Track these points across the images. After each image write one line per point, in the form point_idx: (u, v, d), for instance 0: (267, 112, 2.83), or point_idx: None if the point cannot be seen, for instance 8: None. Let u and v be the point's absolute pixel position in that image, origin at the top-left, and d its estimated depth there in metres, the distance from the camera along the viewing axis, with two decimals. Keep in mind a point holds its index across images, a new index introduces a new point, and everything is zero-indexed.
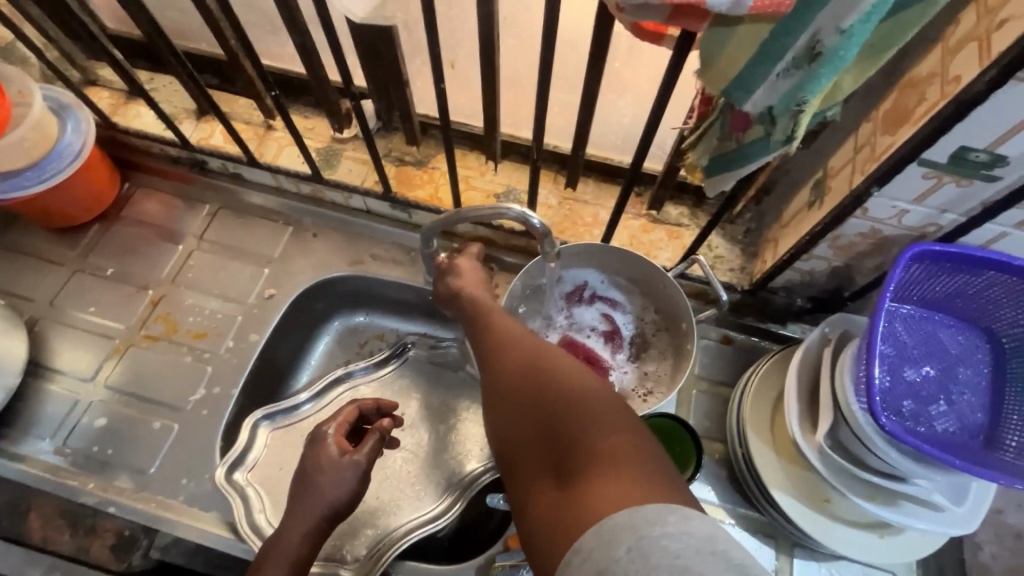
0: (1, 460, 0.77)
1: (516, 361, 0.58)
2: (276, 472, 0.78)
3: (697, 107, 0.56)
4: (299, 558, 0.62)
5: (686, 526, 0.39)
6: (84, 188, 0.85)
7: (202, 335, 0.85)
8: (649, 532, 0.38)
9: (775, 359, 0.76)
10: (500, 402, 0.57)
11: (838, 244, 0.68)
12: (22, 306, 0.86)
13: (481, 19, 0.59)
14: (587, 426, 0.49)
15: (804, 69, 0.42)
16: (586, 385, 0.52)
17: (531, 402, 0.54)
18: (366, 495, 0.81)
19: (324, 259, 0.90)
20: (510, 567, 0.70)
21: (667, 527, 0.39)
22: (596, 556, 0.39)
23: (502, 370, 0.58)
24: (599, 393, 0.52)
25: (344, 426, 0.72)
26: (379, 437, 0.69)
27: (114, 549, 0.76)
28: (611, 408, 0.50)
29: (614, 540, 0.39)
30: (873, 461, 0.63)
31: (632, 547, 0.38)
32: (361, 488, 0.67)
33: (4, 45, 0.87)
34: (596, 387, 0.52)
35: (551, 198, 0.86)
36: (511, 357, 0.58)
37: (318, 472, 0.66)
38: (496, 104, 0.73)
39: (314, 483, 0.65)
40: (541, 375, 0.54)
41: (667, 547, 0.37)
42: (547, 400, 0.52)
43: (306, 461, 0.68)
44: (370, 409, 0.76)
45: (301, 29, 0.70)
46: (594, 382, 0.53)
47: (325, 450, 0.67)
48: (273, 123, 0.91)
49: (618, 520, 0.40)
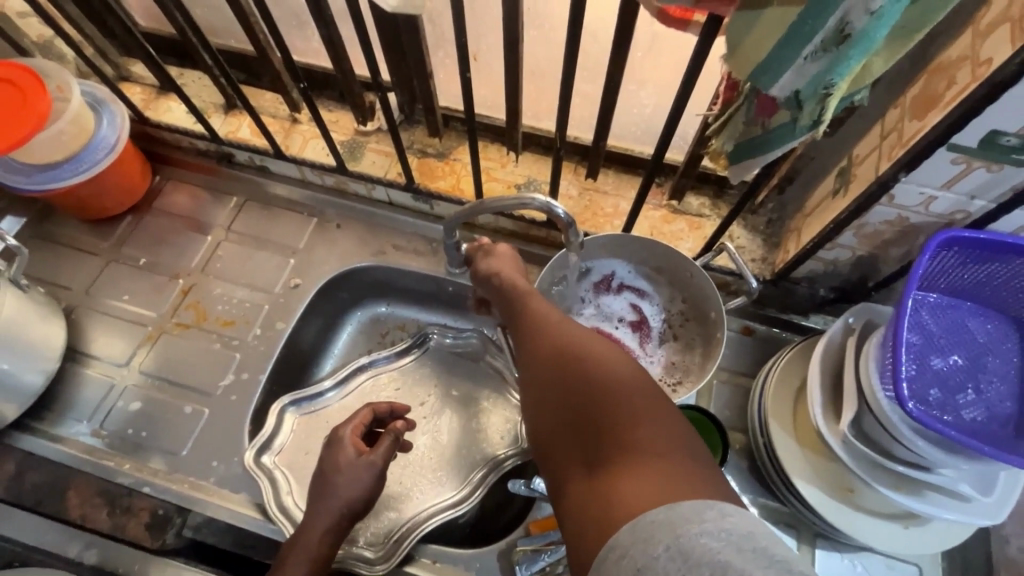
0: (41, 441, 0.80)
1: (546, 351, 0.59)
2: (302, 456, 0.82)
3: (722, 93, 0.56)
4: (318, 558, 0.65)
5: (725, 523, 0.39)
6: (117, 180, 0.88)
7: (231, 323, 0.87)
8: (687, 531, 0.39)
9: (797, 349, 0.76)
10: (533, 391, 0.59)
11: (863, 233, 0.67)
12: (59, 294, 0.89)
13: (506, 9, 0.60)
14: (621, 418, 0.50)
15: (833, 51, 0.42)
16: (619, 376, 0.53)
17: (563, 392, 0.55)
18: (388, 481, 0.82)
19: (348, 250, 0.92)
20: (532, 551, 0.71)
21: (705, 525, 0.39)
22: (633, 553, 0.39)
23: (534, 359, 0.60)
24: (630, 383, 0.53)
25: (361, 428, 0.73)
26: (394, 438, 0.71)
27: (148, 527, 0.76)
28: (644, 400, 0.51)
29: (651, 539, 0.39)
30: (899, 450, 0.62)
31: (671, 545, 0.38)
32: (377, 486, 0.70)
33: (43, 42, 0.90)
34: (627, 378, 0.53)
35: (572, 188, 0.86)
36: (544, 346, 0.60)
37: (337, 474, 0.68)
38: (518, 96, 0.73)
39: (332, 484, 0.68)
40: (574, 365, 0.56)
41: (707, 545, 0.37)
42: (580, 390, 0.54)
43: (325, 462, 0.70)
44: (384, 412, 0.76)
45: (328, 22, 0.71)
46: (625, 371, 0.54)
47: (343, 453, 0.70)
48: (299, 116, 0.93)
49: (655, 517, 0.41)
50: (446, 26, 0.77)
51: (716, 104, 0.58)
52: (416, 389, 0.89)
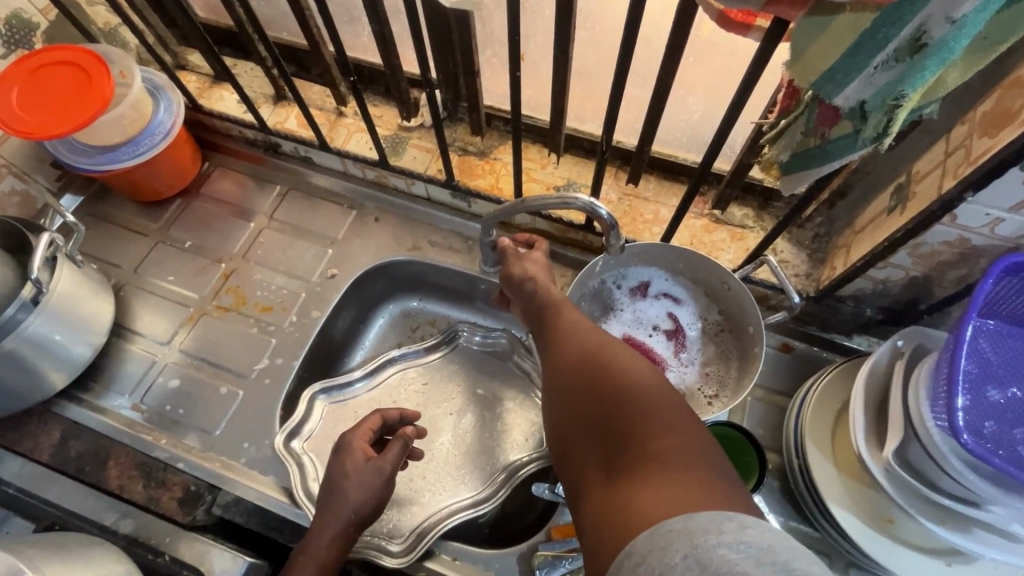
0: (85, 410, 0.83)
1: (572, 354, 0.60)
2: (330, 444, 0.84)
3: (780, 102, 0.56)
4: (327, 562, 0.66)
5: (744, 535, 0.38)
6: (170, 164, 0.91)
7: (268, 309, 0.89)
8: (705, 540, 0.38)
9: (839, 370, 0.73)
10: (556, 399, 0.58)
11: (919, 253, 0.64)
12: (110, 271, 0.93)
13: (562, 5, 0.59)
14: (643, 427, 0.50)
15: (906, 61, 0.41)
16: (640, 385, 0.53)
17: (586, 395, 0.55)
18: (411, 475, 0.83)
19: (383, 244, 0.93)
20: (552, 557, 0.70)
21: (723, 536, 0.38)
22: (650, 560, 0.39)
23: (559, 365, 0.60)
24: (655, 391, 0.52)
25: (369, 434, 0.73)
26: (402, 444, 0.71)
27: (182, 501, 0.77)
28: (668, 406, 0.51)
29: (668, 547, 0.39)
30: (947, 483, 0.59)
31: (688, 554, 0.37)
32: (386, 490, 0.70)
33: (109, 30, 0.94)
34: (652, 385, 0.53)
35: (612, 193, 0.86)
36: (570, 355, 0.60)
37: (346, 478, 0.69)
38: (564, 95, 0.73)
39: (343, 489, 0.68)
40: (598, 368, 0.56)
41: (726, 556, 0.36)
42: (602, 394, 0.54)
43: (333, 469, 0.70)
44: (394, 418, 0.76)
45: (381, 17, 0.73)
46: (652, 379, 0.53)
47: (352, 458, 0.70)
48: (345, 110, 0.95)
49: (673, 525, 0.40)
50: (496, 25, 0.77)
51: (773, 113, 0.57)
52: (442, 385, 0.89)
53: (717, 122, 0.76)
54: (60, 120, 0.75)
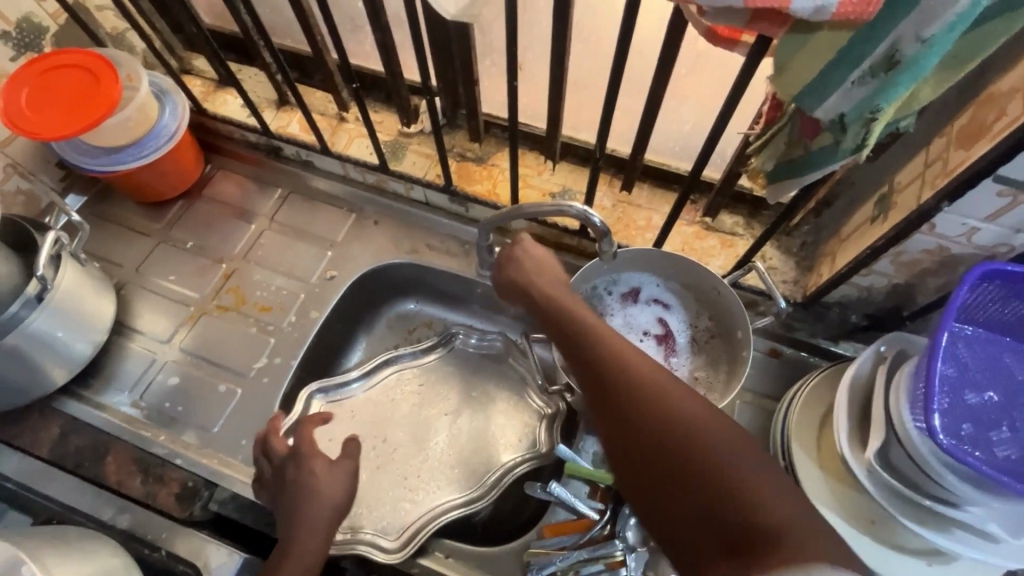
0: (85, 406, 0.84)
1: (609, 383, 0.55)
2: (327, 443, 0.86)
3: (765, 113, 0.57)
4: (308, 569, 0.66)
5: None
6: (173, 166, 0.93)
7: (268, 309, 0.91)
8: None
9: (825, 375, 0.76)
10: (609, 395, 0.54)
11: (900, 261, 0.67)
12: (112, 270, 0.94)
13: (558, 18, 0.61)
14: (718, 452, 0.47)
15: (881, 77, 0.43)
16: (708, 405, 0.51)
17: (641, 435, 0.51)
18: (406, 475, 0.84)
19: (381, 246, 0.95)
20: (543, 555, 0.71)
21: None
22: None
23: (597, 397, 0.55)
24: (715, 424, 0.49)
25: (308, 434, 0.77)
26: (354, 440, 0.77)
27: (178, 498, 0.78)
28: (733, 439, 0.48)
29: None
30: (927, 483, 0.61)
31: None
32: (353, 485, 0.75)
33: (117, 34, 0.96)
34: (711, 416, 0.49)
35: (606, 200, 0.88)
36: (630, 355, 0.56)
37: (319, 480, 0.71)
38: (560, 104, 0.75)
39: (317, 491, 0.71)
40: (647, 403, 0.51)
41: None
42: (661, 434, 0.50)
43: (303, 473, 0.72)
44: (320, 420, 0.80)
45: (384, 26, 0.75)
46: (707, 410, 0.50)
47: (317, 460, 0.73)
48: (346, 115, 0.97)
49: None
50: (495, 36, 0.79)
51: (757, 125, 0.58)
52: (437, 386, 0.91)
53: (708, 132, 0.79)
54: (66, 122, 0.77)
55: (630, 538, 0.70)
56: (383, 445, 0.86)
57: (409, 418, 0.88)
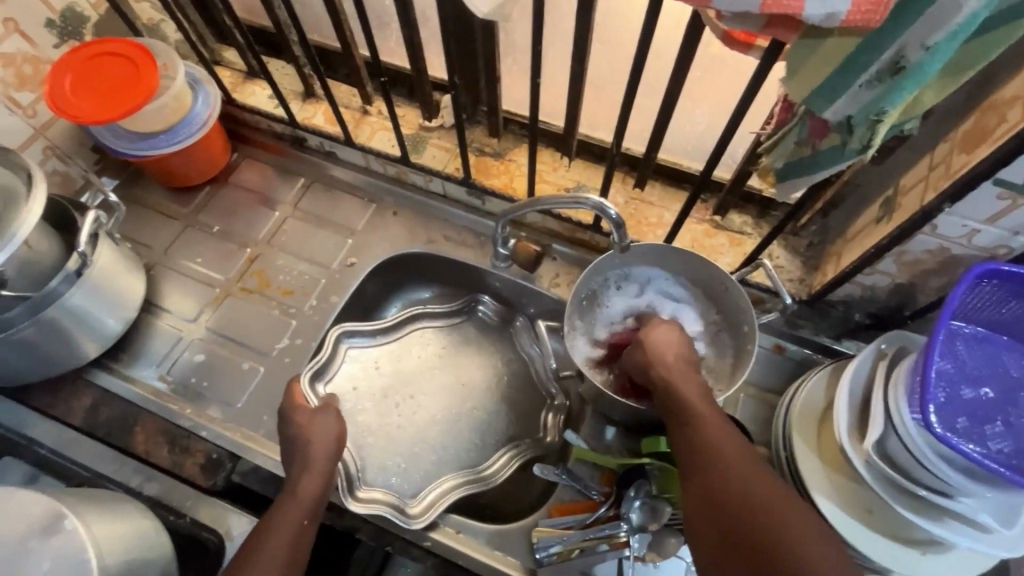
0: (115, 379, 0.88)
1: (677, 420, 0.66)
2: (348, 390, 0.91)
3: (777, 114, 0.60)
4: (286, 537, 0.67)
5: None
6: (202, 153, 0.97)
7: (290, 292, 0.94)
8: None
9: (828, 370, 0.78)
10: (683, 423, 0.65)
11: (904, 261, 0.69)
12: (142, 252, 0.98)
13: (581, 19, 0.64)
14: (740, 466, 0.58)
15: (886, 82, 0.46)
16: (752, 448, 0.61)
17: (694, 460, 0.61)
18: (424, 431, 0.90)
19: (400, 236, 0.98)
20: (548, 534, 0.74)
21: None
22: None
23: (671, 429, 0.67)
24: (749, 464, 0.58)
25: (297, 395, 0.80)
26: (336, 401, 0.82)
27: (204, 467, 0.81)
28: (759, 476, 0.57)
29: None
30: (922, 473, 0.64)
31: None
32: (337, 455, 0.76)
33: (152, 25, 1.00)
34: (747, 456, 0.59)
35: (619, 197, 0.91)
36: (703, 392, 0.67)
37: (308, 447, 0.74)
38: (579, 102, 0.78)
39: (307, 458, 0.74)
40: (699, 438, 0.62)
41: None
42: (707, 463, 0.60)
43: (300, 440, 0.75)
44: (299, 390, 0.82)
45: (412, 23, 0.78)
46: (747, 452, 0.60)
47: (317, 432, 0.75)
48: (370, 108, 1.00)
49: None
50: (518, 35, 0.82)
51: (771, 124, 0.61)
52: (459, 351, 0.96)
53: (721, 134, 0.82)
54: (106, 107, 0.80)
55: (634, 520, 0.72)
56: (404, 398, 0.92)
57: (431, 376, 0.93)
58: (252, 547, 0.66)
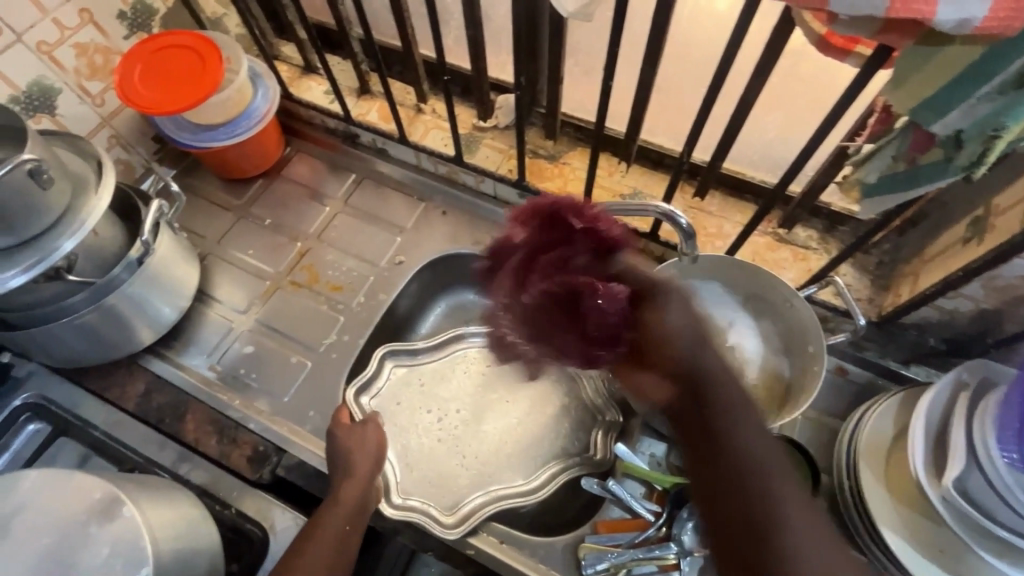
0: (167, 366, 0.89)
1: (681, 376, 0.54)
2: (393, 405, 0.90)
3: (871, 125, 0.57)
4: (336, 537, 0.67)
5: None
6: (257, 146, 0.97)
7: (338, 288, 0.95)
8: None
9: (900, 398, 0.73)
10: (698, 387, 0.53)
11: (992, 285, 0.65)
12: (196, 241, 0.99)
13: (659, 20, 0.62)
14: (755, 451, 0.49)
15: (1010, 94, 0.42)
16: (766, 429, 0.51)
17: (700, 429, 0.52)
18: (467, 450, 0.88)
19: (448, 236, 0.97)
20: (598, 550, 0.72)
21: None
22: None
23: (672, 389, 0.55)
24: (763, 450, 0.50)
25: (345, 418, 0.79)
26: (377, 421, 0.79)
27: (251, 459, 0.82)
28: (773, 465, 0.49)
29: None
30: (1007, 514, 0.60)
31: None
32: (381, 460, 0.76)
33: (215, 18, 1.01)
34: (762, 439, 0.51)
35: (678, 205, 0.87)
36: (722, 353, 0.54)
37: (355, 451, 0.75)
38: (644, 107, 0.76)
39: (352, 462, 0.74)
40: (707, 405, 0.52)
41: None
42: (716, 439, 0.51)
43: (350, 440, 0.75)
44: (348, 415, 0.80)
45: (477, 22, 0.77)
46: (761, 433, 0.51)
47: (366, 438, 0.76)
48: (424, 107, 1.00)
49: None
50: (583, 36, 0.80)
51: (863, 136, 0.59)
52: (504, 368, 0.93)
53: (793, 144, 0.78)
54: (171, 97, 0.82)
55: (686, 542, 0.69)
56: (448, 415, 0.90)
57: (476, 395, 0.91)
58: (298, 545, 0.66)
